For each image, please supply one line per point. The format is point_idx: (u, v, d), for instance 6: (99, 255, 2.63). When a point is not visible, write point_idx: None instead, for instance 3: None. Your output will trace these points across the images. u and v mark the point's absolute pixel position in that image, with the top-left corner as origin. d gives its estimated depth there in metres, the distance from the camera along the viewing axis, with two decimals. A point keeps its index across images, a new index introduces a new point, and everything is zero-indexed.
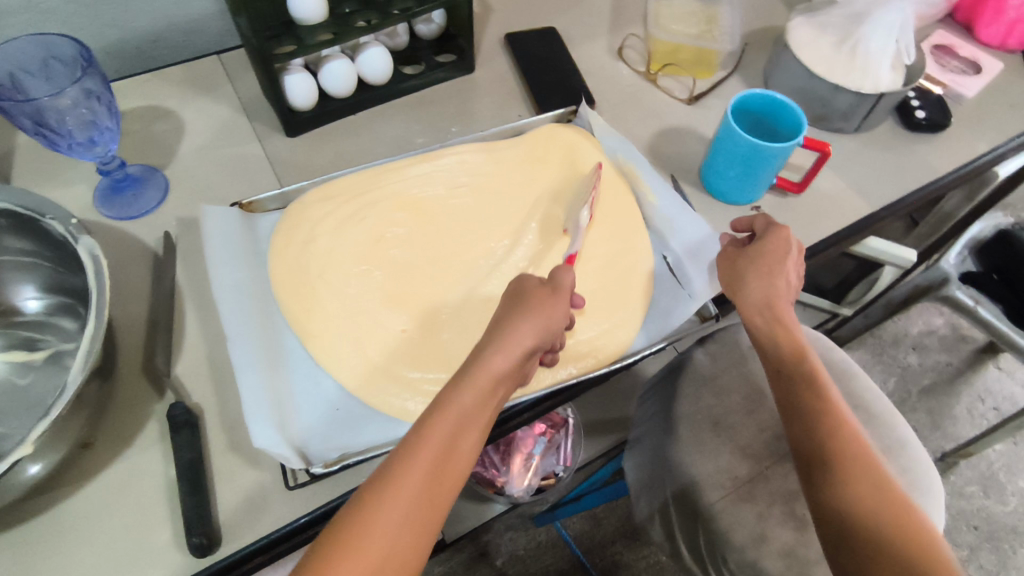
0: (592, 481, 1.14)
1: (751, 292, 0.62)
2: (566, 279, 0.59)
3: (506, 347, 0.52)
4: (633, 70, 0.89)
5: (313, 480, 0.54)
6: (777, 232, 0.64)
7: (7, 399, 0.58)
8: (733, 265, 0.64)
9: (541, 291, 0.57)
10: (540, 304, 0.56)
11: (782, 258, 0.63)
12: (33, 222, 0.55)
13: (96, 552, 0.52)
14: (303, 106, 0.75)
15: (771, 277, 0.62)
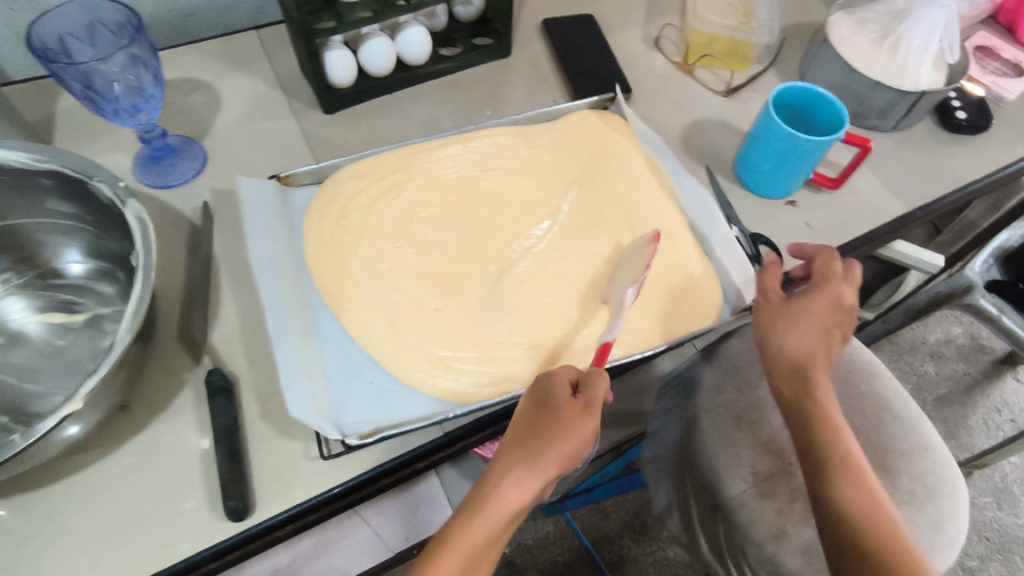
0: (603, 475, 1.14)
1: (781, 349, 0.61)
2: (599, 393, 0.54)
3: (528, 476, 0.51)
4: (669, 61, 0.89)
5: (349, 446, 0.54)
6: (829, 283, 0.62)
7: (45, 358, 0.59)
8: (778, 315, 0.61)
9: (579, 415, 0.53)
10: (571, 433, 0.52)
11: (830, 311, 0.61)
12: (79, 185, 0.55)
13: (130, 512, 0.53)
14: (341, 84, 0.76)
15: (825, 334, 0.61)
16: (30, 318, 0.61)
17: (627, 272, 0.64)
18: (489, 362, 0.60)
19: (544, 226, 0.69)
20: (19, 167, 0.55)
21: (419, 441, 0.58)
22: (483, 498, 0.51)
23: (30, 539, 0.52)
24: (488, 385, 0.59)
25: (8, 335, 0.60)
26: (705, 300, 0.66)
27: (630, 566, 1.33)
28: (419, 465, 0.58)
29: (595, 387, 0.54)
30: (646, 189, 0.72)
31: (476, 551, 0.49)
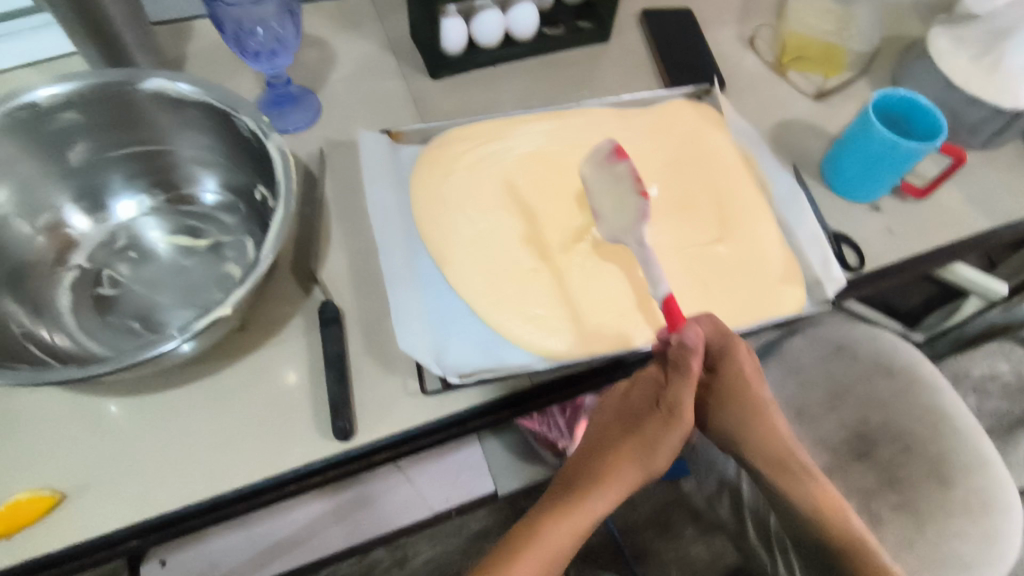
0: None
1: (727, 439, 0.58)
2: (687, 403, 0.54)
3: (618, 469, 0.55)
4: (761, 61, 0.90)
5: (451, 385, 0.59)
6: (734, 357, 0.57)
7: (172, 276, 0.64)
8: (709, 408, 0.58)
9: (652, 418, 0.55)
10: (656, 439, 0.54)
11: (745, 388, 0.57)
12: (224, 117, 0.59)
13: (246, 422, 0.58)
14: (453, 52, 0.80)
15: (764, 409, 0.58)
16: (161, 239, 0.66)
17: (610, 199, 0.66)
18: (579, 324, 0.63)
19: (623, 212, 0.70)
20: (174, 97, 0.59)
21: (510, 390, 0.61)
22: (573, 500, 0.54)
23: (157, 435, 0.57)
24: (579, 345, 0.62)
25: (140, 251, 0.65)
26: (791, 289, 0.67)
27: (653, 558, 1.30)
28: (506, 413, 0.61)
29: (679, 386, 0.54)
30: (737, 178, 0.74)
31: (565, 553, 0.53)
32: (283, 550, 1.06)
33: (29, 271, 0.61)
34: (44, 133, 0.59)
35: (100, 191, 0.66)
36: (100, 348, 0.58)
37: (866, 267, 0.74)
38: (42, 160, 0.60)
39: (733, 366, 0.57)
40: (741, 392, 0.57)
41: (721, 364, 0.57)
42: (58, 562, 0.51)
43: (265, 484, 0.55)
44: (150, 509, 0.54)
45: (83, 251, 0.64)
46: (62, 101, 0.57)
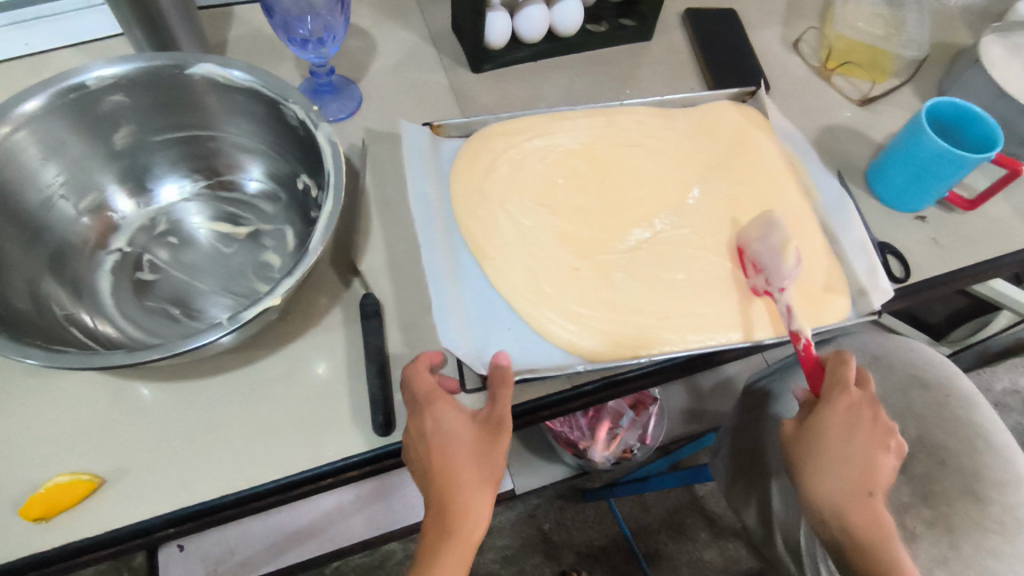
0: (653, 468, 1.16)
1: (812, 482, 0.58)
2: (449, 423, 0.52)
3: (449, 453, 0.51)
4: (805, 65, 0.89)
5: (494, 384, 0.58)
6: (848, 395, 0.59)
7: (211, 261, 0.64)
8: (798, 439, 0.59)
9: (462, 463, 0.51)
10: (446, 468, 0.50)
11: (850, 429, 0.58)
12: (272, 104, 0.59)
13: (283, 413, 0.58)
14: (497, 45, 0.78)
15: (868, 460, 0.58)
16: (202, 225, 0.66)
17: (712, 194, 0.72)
18: (621, 327, 0.62)
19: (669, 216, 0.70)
20: (223, 82, 0.59)
21: (548, 390, 0.61)
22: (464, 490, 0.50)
23: (194, 422, 0.57)
24: (620, 347, 0.61)
25: (180, 236, 0.65)
26: (837, 298, 0.66)
27: (664, 562, 1.27)
28: (544, 414, 0.61)
29: (442, 408, 0.52)
30: (782, 183, 0.73)
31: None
32: (303, 538, 1.05)
33: (71, 252, 0.61)
34: (93, 114, 0.59)
35: (144, 174, 0.66)
36: (140, 332, 0.58)
37: (912, 278, 0.72)
38: (89, 141, 0.60)
39: (844, 403, 0.58)
40: (845, 431, 0.58)
41: (837, 397, 0.59)
42: (92, 547, 0.51)
43: (302, 476, 0.55)
44: (187, 497, 0.53)
45: (124, 234, 0.65)
46: (112, 83, 0.57)
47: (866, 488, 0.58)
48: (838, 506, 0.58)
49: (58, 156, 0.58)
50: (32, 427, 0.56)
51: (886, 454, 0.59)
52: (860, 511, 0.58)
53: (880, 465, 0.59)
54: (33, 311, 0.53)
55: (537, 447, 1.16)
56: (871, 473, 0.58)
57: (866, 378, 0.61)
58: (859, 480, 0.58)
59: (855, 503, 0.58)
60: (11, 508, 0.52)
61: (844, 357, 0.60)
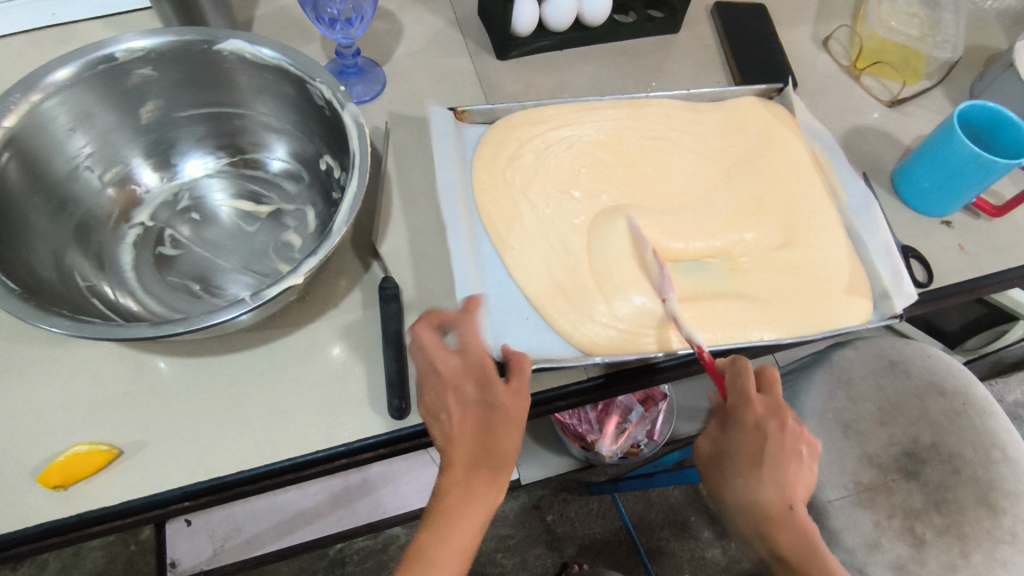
0: (660, 464, 1.15)
1: (733, 501, 0.59)
2: (494, 383, 0.53)
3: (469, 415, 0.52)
4: (835, 64, 0.88)
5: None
6: (752, 408, 0.58)
7: (232, 239, 0.64)
8: (718, 459, 0.60)
9: (500, 420, 0.52)
10: (486, 425, 0.52)
11: (760, 444, 0.58)
12: (299, 83, 0.58)
13: (298, 392, 0.58)
14: (523, 32, 0.78)
15: (781, 473, 0.58)
16: (224, 202, 0.66)
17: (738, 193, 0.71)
18: (640, 321, 0.61)
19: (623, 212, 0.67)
20: (251, 59, 0.58)
21: (563, 381, 0.61)
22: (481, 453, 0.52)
23: (211, 397, 0.57)
24: (639, 341, 0.60)
25: (202, 213, 0.66)
26: (860, 300, 0.65)
27: (666, 559, 1.27)
28: (559, 404, 0.61)
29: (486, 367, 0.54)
30: (808, 182, 0.72)
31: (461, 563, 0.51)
32: (309, 518, 1.06)
33: (94, 224, 0.61)
34: (121, 87, 0.59)
35: (169, 149, 0.66)
36: (161, 306, 0.58)
37: (935, 283, 0.71)
38: (117, 113, 0.60)
39: (753, 417, 0.58)
40: (757, 447, 0.58)
41: (743, 413, 0.58)
42: (110, 517, 0.51)
43: (317, 455, 0.55)
44: (202, 471, 0.54)
45: (146, 208, 0.65)
46: (141, 55, 0.57)
47: (784, 502, 0.58)
48: (763, 526, 0.58)
49: (86, 127, 0.58)
50: (52, 396, 0.56)
51: (798, 463, 0.58)
52: (785, 525, 0.58)
53: (795, 475, 0.59)
54: (57, 280, 0.53)
55: (544, 438, 1.16)
56: (787, 486, 0.58)
57: (769, 383, 0.60)
58: (778, 494, 0.58)
59: (775, 516, 0.58)
60: (31, 475, 0.52)
61: (740, 367, 0.59)
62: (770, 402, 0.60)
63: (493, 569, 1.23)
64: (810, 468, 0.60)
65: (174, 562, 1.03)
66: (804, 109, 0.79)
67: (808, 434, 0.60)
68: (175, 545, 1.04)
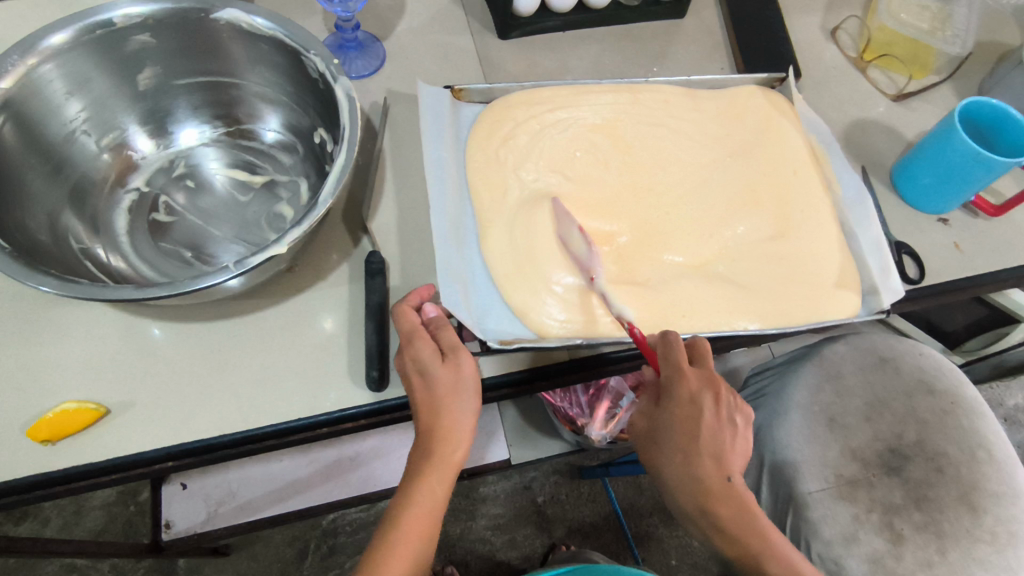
0: None
1: (670, 474, 0.58)
2: (428, 362, 0.53)
3: (433, 380, 0.53)
4: (843, 55, 0.87)
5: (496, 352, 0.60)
6: (686, 381, 0.55)
7: (226, 208, 0.65)
8: (658, 434, 0.58)
9: (450, 386, 0.53)
10: (444, 404, 0.53)
11: (697, 418, 0.56)
12: (295, 55, 0.58)
13: (284, 361, 0.59)
14: (526, 12, 0.77)
15: (719, 448, 0.57)
16: (219, 171, 0.68)
17: (732, 182, 0.71)
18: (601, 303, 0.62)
19: (628, 201, 0.68)
20: (247, 29, 0.59)
21: (549, 359, 0.62)
22: (443, 408, 0.53)
23: (198, 362, 0.58)
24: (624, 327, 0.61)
25: (197, 181, 0.67)
26: (850, 294, 0.65)
27: (654, 544, 1.28)
28: (541, 384, 0.62)
29: (422, 349, 0.53)
30: (804, 175, 0.71)
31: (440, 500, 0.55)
32: (302, 487, 1.08)
33: (90, 187, 0.62)
34: (118, 53, 0.59)
35: (166, 116, 0.67)
36: (152, 271, 0.60)
37: (927, 281, 0.70)
38: (114, 80, 0.61)
39: (687, 392, 0.56)
40: (693, 421, 0.56)
41: (676, 389, 0.56)
42: (96, 473, 0.53)
43: (300, 423, 0.56)
44: (187, 433, 0.55)
45: (143, 174, 0.66)
46: (138, 22, 0.57)
47: (722, 474, 0.57)
48: (702, 500, 0.57)
49: (82, 92, 0.59)
50: (45, 354, 0.57)
51: (732, 433, 0.57)
52: (724, 498, 0.57)
53: (731, 447, 0.57)
54: (50, 242, 0.54)
55: (537, 420, 1.18)
56: (723, 458, 0.57)
57: (701, 354, 0.57)
58: (715, 469, 0.57)
59: (712, 492, 0.57)
60: (22, 430, 0.54)
61: (702, 347, 0.58)
62: (704, 373, 0.57)
63: (483, 547, 1.25)
64: (745, 435, 0.59)
65: (169, 524, 1.06)
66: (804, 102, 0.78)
67: (742, 402, 0.59)
68: (170, 507, 1.07)
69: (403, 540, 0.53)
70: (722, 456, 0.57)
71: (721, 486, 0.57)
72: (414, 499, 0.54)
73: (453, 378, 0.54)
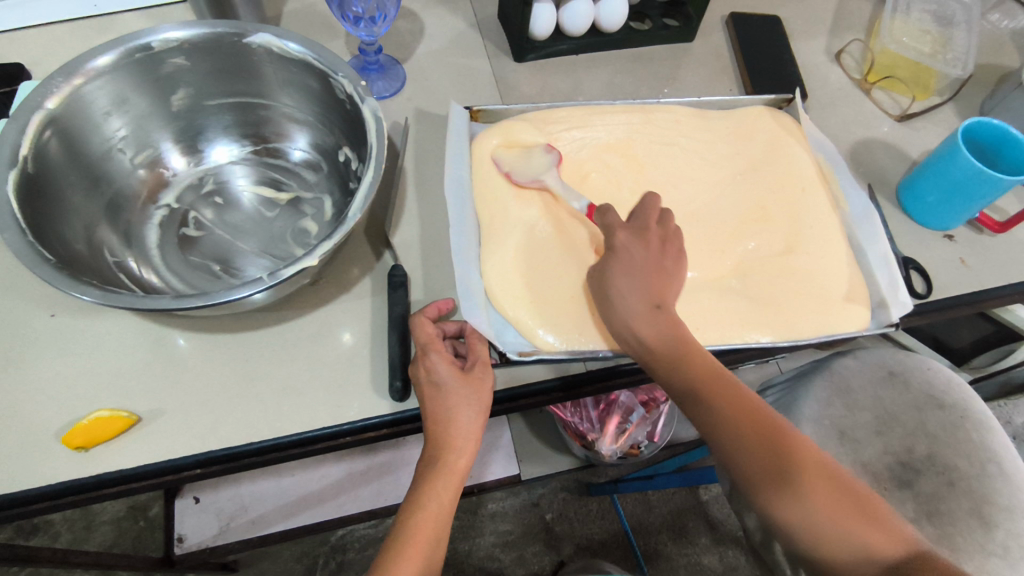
0: (663, 466, 1.17)
1: (613, 310, 0.58)
2: (441, 374, 0.55)
3: (443, 392, 0.55)
4: (847, 77, 0.89)
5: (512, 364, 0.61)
6: (619, 226, 0.61)
7: (253, 223, 0.67)
8: (603, 274, 0.59)
9: (461, 397, 0.55)
10: (452, 414, 0.55)
11: (629, 253, 0.59)
12: (324, 77, 0.61)
13: (309, 371, 0.61)
14: (540, 36, 0.80)
15: (649, 277, 0.58)
16: (247, 188, 0.70)
17: (745, 199, 0.73)
18: None
19: None
20: (278, 53, 0.61)
21: (569, 371, 0.63)
22: (453, 419, 0.55)
23: (225, 372, 0.60)
24: None
25: (225, 197, 0.69)
26: (859, 308, 0.66)
27: (663, 563, 1.27)
28: (557, 396, 0.63)
29: (437, 357, 0.55)
30: (813, 194, 0.73)
31: (448, 507, 0.56)
32: (314, 501, 1.09)
33: (124, 202, 0.64)
34: (155, 74, 0.62)
35: (197, 135, 0.70)
36: (182, 283, 0.62)
37: (934, 295, 0.72)
38: (149, 99, 0.64)
39: (622, 238, 0.60)
40: (626, 255, 0.59)
41: (612, 234, 0.60)
42: (126, 479, 0.54)
43: (324, 432, 0.58)
44: (215, 441, 0.56)
45: (173, 191, 0.68)
46: (176, 46, 0.60)
47: (651, 299, 0.58)
48: (638, 331, 0.57)
49: (119, 111, 0.62)
50: (76, 365, 0.59)
51: (662, 266, 0.59)
52: (658, 324, 0.57)
53: (665, 283, 0.59)
54: (86, 252, 0.56)
55: (547, 435, 1.18)
56: (653, 287, 0.58)
57: (641, 209, 0.63)
58: (649, 298, 0.58)
59: (650, 321, 0.57)
60: (55, 437, 0.55)
61: (645, 203, 0.63)
62: (638, 225, 0.62)
63: (491, 564, 1.24)
64: (679, 277, 0.60)
65: (181, 538, 1.06)
66: (812, 124, 0.80)
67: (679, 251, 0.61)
68: (182, 521, 1.07)
69: (411, 547, 0.53)
70: (658, 289, 0.58)
71: (675, 332, 0.57)
72: (422, 507, 0.55)
73: (465, 388, 0.55)
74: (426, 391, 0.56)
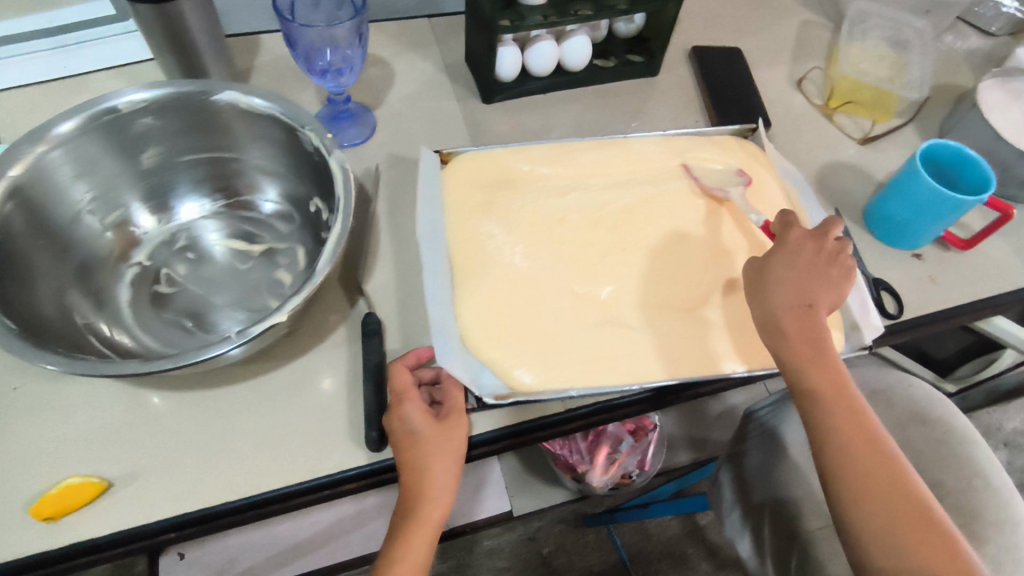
0: (656, 494, 1.15)
1: (762, 297, 0.59)
2: (415, 423, 0.55)
3: (418, 442, 0.55)
4: (809, 102, 0.92)
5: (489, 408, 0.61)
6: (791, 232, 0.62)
7: (225, 276, 0.67)
8: (764, 263, 0.61)
9: (436, 445, 0.55)
10: (426, 464, 0.55)
11: (794, 254, 0.60)
12: (291, 131, 0.62)
13: (285, 424, 0.60)
14: (506, 77, 0.82)
15: (808, 276, 0.59)
16: (219, 242, 0.70)
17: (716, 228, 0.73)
18: (603, 348, 0.63)
19: (617, 252, 0.70)
20: (246, 109, 0.63)
21: (549, 411, 0.63)
22: (428, 470, 0.55)
23: (199, 431, 0.59)
24: (623, 372, 0.62)
25: (197, 252, 0.69)
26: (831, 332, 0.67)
27: None
28: (537, 435, 0.63)
29: (410, 407, 0.55)
30: None
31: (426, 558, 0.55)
32: (306, 549, 1.08)
33: (94, 264, 0.64)
34: (124, 135, 0.63)
35: (169, 191, 0.70)
36: (153, 341, 0.61)
37: (906, 314, 0.73)
38: (119, 158, 0.64)
39: (793, 235, 0.62)
40: (791, 255, 0.60)
41: (787, 234, 0.62)
42: (97, 547, 0.53)
43: (300, 487, 0.57)
44: (189, 502, 0.55)
45: (144, 249, 0.68)
46: (143, 107, 0.61)
47: (802, 299, 0.58)
48: (779, 319, 0.58)
49: (88, 172, 0.62)
50: (48, 431, 0.58)
51: (834, 275, 0.59)
52: (802, 320, 0.57)
53: (833, 289, 0.59)
54: (55, 317, 0.56)
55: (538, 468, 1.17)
56: (806, 282, 0.59)
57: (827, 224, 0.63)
58: (800, 294, 0.58)
59: (794, 315, 0.58)
60: (24, 508, 0.54)
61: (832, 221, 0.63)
62: (815, 233, 0.62)
63: None
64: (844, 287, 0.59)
65: None
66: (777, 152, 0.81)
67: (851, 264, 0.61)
68: None
69: None
70: (818, 293, 0.58)
71: (804, 320, 0.57)
72: (398, 560, 0.54)
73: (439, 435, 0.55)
74: (401, 442, 0.55)
